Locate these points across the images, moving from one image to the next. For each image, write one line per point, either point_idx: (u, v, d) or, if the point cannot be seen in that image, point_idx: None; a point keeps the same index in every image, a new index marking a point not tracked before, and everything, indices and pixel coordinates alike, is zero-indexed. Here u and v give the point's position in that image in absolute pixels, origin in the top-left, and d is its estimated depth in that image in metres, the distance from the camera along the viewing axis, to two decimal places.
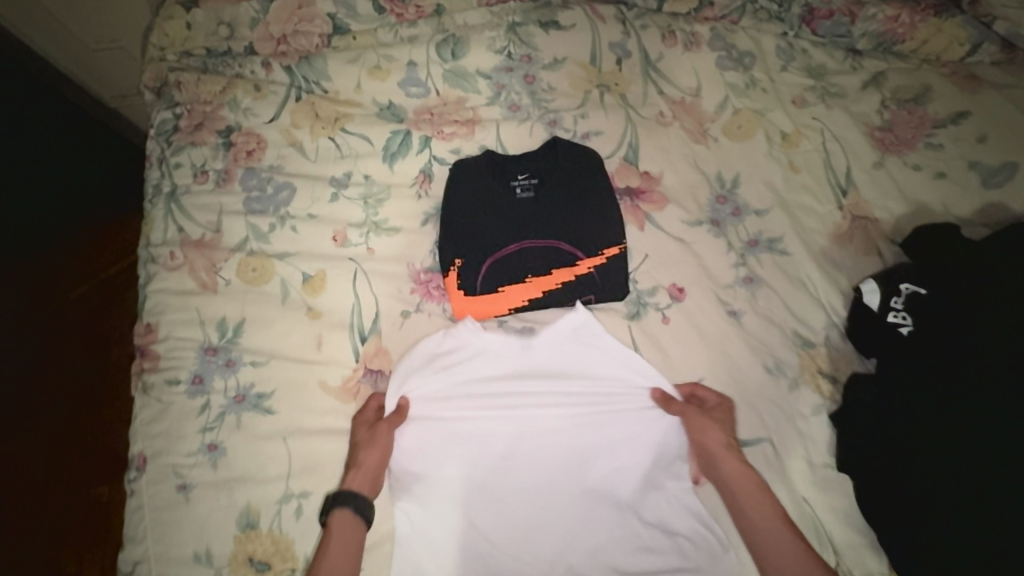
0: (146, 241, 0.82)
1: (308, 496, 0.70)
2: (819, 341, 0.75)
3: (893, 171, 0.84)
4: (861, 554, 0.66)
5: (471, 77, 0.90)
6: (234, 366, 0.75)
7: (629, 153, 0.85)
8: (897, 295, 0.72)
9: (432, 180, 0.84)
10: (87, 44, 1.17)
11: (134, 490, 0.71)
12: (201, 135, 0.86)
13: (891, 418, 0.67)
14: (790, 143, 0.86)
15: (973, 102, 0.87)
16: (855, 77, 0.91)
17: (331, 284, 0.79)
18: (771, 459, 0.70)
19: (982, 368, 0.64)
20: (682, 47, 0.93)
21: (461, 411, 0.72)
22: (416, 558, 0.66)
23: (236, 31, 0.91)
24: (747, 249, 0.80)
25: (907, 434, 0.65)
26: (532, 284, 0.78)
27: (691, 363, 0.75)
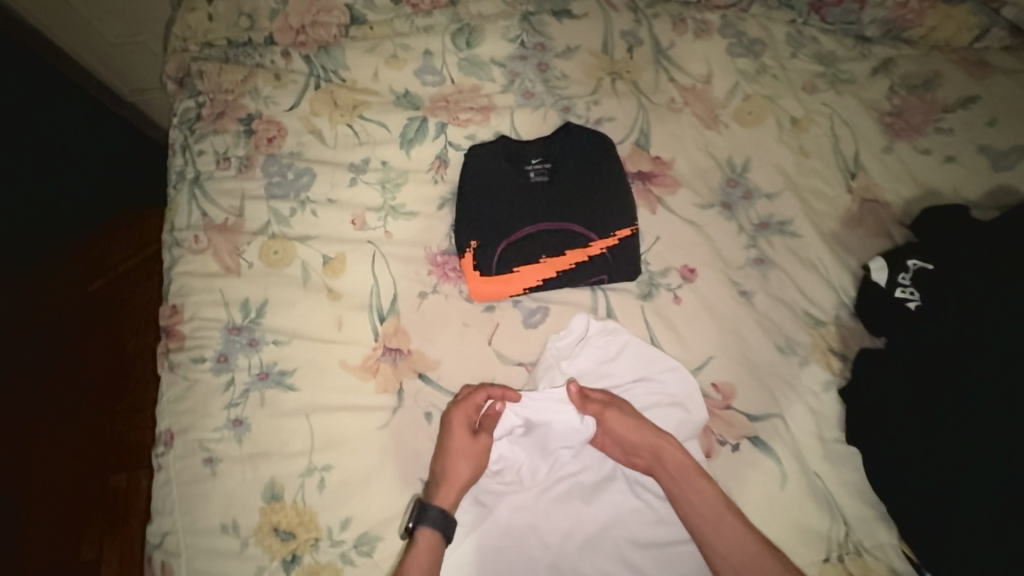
0: (171, 226, 0.84)
1: (330, 470, 0.72)
2: (829, 321, 0.77)
3: (902, 155, 0.85)
4: (871, 526, 0.68)
5: (485, 66, 0.92)
6: (257, 345, 0.77)
7: (641, 138, 0.87)
8: (904, 270, 0.74)
9: (448, 165, 0.86)
10: (108, 39, 1.23)
11: (163, 465, 0.73)
12: (223, 123, 0.89)
13: (916, 384, 0.68)
14: (801, 128, 0.87)
15: (983, 86, 0.88)
16: (865, 63, 0.92)
17: (350, 266, 0.81)
18: (782, 434, 0.71)
19: (994, 339, 0.65)
20: (693, 35, 0.94)
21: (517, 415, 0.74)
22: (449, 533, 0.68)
23: (256, 23, 0.94)
24: (758, 232, 0.81)
25: (945, 399, 0.66)
26: (546, 265, 0.79)
27: (703, 342, 0.76)
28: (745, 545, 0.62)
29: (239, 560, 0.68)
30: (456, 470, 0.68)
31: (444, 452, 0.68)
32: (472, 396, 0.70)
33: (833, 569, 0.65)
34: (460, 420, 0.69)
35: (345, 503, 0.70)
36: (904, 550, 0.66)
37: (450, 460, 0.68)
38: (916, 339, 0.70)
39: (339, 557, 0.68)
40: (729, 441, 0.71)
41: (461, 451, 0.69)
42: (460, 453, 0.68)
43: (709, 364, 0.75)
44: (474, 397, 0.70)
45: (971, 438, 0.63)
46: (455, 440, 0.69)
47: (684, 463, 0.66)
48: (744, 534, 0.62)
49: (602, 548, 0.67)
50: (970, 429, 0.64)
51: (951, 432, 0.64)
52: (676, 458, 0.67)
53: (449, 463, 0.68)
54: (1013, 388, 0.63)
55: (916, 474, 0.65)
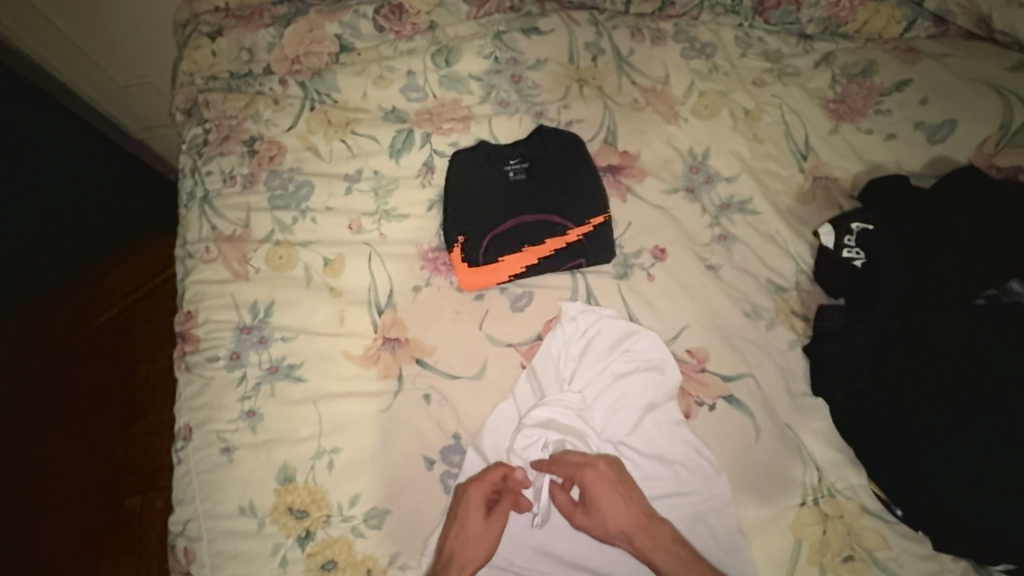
0: (184, 240, 0.92)
1: (338, 451, 0.77)
2: (790, 286, 0.84)
3: (847, 135, 0.93)
4: (842, 469, 0.73)
5: (464, 80, 1.01)
6: (266, 342, 0.84)
7: (608, 135, 0.95)
8: (849, 233, 0.81)
9: (434, 171, 0.94)
10: (118, 81, 1.34)
11: (182, 458, 0.79)
12: (228, 146, 0.98)
13: (901, 343, 0.73)
14: (753, 117, 0.96)
15: (915, 70, 0.96)
16: (808, 58, 1.01)
17: (349, 266, 0.88)
18: (754, 390, 0.77)
19: (920, 295, 0.75)
20: (649, 42, 1.04)
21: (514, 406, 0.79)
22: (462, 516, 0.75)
23: (255, 55, 1.04)
24: (721, 212, 0.89)
25: (934, 358, 0.70)
26: (528, 253, 0.87)
27: (677, 313, 0.82)
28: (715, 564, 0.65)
29: (257, 538, 0.73)
30: (469, 554, 0.68)
31: (457, 532, 0.69)
32: (489, 474, 0.72)
33: (809, 511, 0.70)
34: (475, 499, 0.70)
35: (353, 481, 0.75)
36: (874, 491, 0.71)
37: (466, 543, 0.69)
38: (888, 300, 0.76)
39: (349, 531, 0.73)
40: (706, 402, 0.76)
41: (474, 532, 0.70)
42: (474, 535, 0.69)
43: (682, 333, 0.81)
44: (490, 474, 0.72)
45: (955, 391, 0.68)
46: (470, 517, 0.70)
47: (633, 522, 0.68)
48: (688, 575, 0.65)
49: None
50: (955, 384, 0.68)
51: (918, 384, 0.70)
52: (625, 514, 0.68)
53: (462, 544, 0.69)
54: (966, 342, 0.70)
55: (895, 424, 0.70)
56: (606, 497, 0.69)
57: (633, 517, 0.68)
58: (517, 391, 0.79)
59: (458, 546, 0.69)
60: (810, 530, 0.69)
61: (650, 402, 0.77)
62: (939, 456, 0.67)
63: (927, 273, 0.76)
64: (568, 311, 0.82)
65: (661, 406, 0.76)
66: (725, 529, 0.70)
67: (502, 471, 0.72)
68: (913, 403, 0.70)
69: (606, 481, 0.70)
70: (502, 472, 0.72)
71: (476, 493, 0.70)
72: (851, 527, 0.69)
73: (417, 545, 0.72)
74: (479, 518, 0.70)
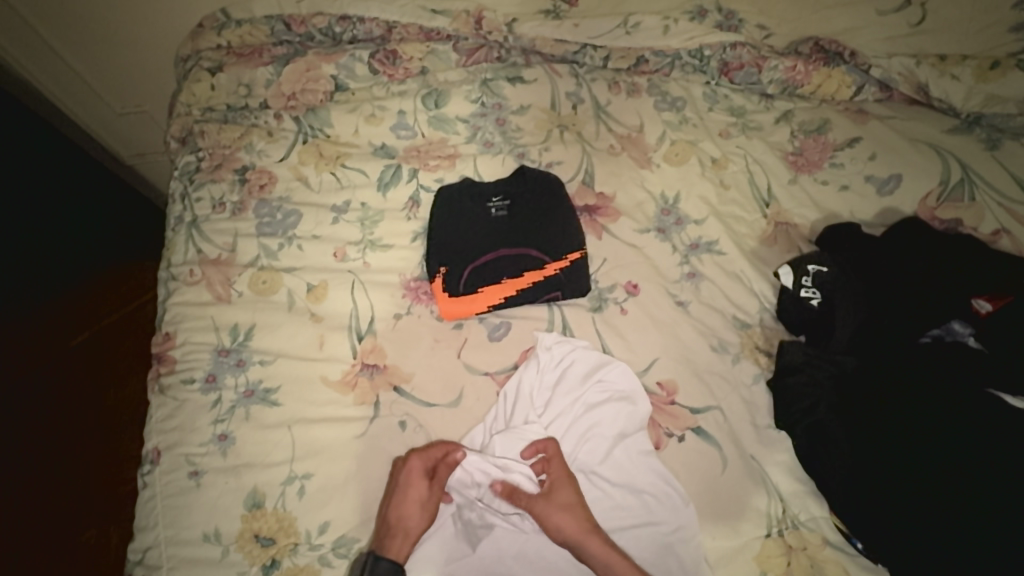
0: (168, 262, 0.94)
1: (310, 477, 0.76)
2: (754, 322, 0.88)
3: (805, 185, 1.01)
4: (804, 501, 0.75)
5: (451, 121, 1.07)
6: (244, 365, 0.84)
7: (586, 177, 1.01)
8: (807, 274, 0.85)
9: (420, 205, 0.98)
10: (115, 109, 1.38)
11: (148, 482, 0.77)
12: (220, 173, 1.01)
13: (860, 382, 0.76)
14: (719, 166, 1.03)
15: (864, 129, 1.06)
16: (769, 115, 1.10)
17: (332, 292, 0.90)
18: (720, 422, 0.80)
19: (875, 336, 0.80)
20: (625, 94, 1.12)
21: (487, 436, 0.79)
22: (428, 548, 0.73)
23: (253, 91, 1.09)
24: (690, 251, 0.94)
25: (893, 399, 0.73)
26: (507, 284, 0.90)
27: (647, 346, 0.86)
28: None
29: (219, 567, 0.71)
30: (409, 520, 0.71)
31: (400, 500, 0.71)
32: (432, 448, 0.75)
33: (774, 542, 0.71)
34: (422, 473, 0.73)
35: (323, 507, 0.75)
36: (836, 523, 0.73)
37: (406, 509, 0.71)
38: (841, 341, 0.81)
39: (316, 560, 0.71)
40: (675, 433, 0.79)
41: (416, 500, 0.72)
42: (416, 503, 0.72)
43: (653, 365, 0.84)
44: (432, 449, 0.75)
45: (914, 432, 0.71)
46: (413, 488, 0.72)
47: (581, 521, 0.70)
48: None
49: None
50: (916, 427, 0.71)
51: (880, 421, 0.73)
52: (574, 514, 0.71)
53: (402, 511, 0.71)
54: (919, 380, 0.74)
55: (852, 459, 0.73)
56: (567, 492, 0.73)
57: (578, 519, 0.70)
58: (489, 422, 0.80)
59: (398, 513, 0.71)
60: (774, 561, 0.70)
61: (619, 433, 0.79)
62: (895, 492, 0.69)
63: (881, 317, 0.81)
64: (541, 341, 0.85)
65: (631, 435, 0.78)
66: (693, 559, 0.70)
67: (445, 447, 0.76)
68: (872, 440, 0.72)
69: (565, 478, 0.74)
70: (446, 447, 0.76)
71: (420, 467, 0.73)
72: (814, 559, 0.71)
73: None
74: (424, 488, 0.72)
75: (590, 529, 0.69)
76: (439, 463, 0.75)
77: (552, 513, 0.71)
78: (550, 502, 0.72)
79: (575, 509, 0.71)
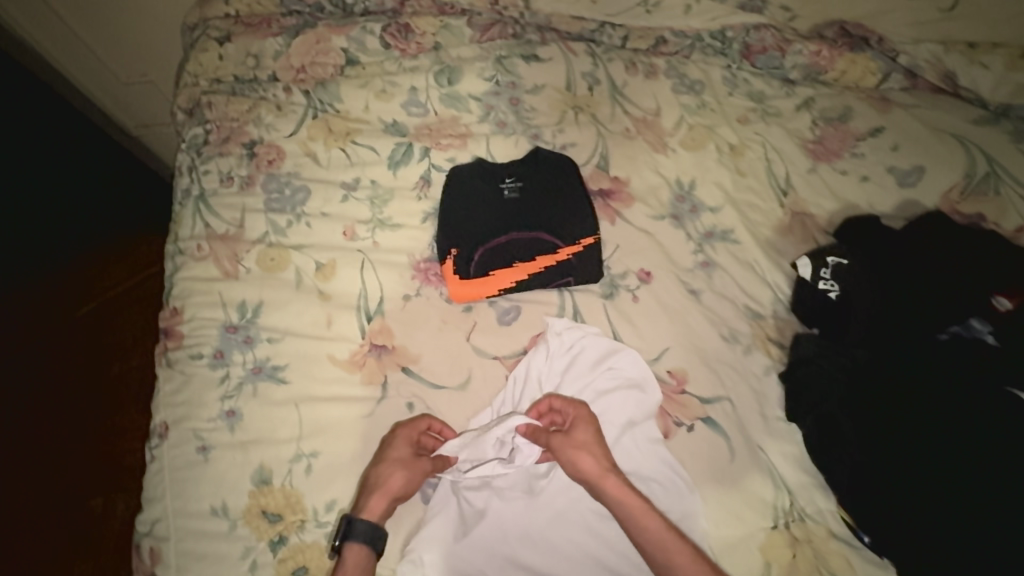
0: (176, 236, 0.93)
1: (317, 455, 0.77)
2: (767, 313, 0.87)
3: (824, 175, 0.99)
4: (811, 493, 0.75)
5: (464, 99, 1.05)
6: (252, 342, 0.84)
7: (600, 161, 0.99)
8: (825, 266, 0.85)
9: (431, 184, 0.97)
10: (120, 78, 1.35)
11: (156, 455, 0.78)
12: (228, 147, 0.99)
13: (878, 375, 0.75)
14: (737, 152, 1.01)
15: (887, 118, 1.03)
16: (789, 101, 1.07)
17: (340, 271, 0.89)
18: (729, 412, 0.79)
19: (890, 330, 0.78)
20: (643, 76, 1.09)
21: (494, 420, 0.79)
22: (430, 531, 0.72)
23: (261, 62, 1.07)
24: (704, 240, 0.93)
25: (913, 393, 0.72)
26: (518, 268, 0.89)
27: (658, 334, 0.85)
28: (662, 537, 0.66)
29: (227, 541, 0.71)
30: (390, 479, 0.71)
31: (380, 461, 0.73)
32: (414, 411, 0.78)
33: (780, 534, 0.72)
34: (407, 434, 0.75)
35: (330, 486, 0.75)
36: (842, 516, 0.74)
37: (388, 468, 0.72)
38: (859, 330, 0.80)
39: (324, 537, 0.72)
40: (684, 423, 0.78)
41: (397, 462, 0.73)
42: (399, 462, 0.73)
43: (663, 353, 0.83)
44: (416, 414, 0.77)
45: (935, 429, 0.70)
46: (396, 446, 0.74)
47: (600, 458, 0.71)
48: (664, 527, 0.66)
49: (570, 520, 0.73)
50: (936, 422, 0.70)
51: (890, 418, 0.72)
52: (592, 452, 0.72)
53: (384, 471, 0.72)
54: (931, 378, 0.72)
55: (865, 453, 0.72)
56: (585, 432, 0.74)
57: (598, 460, 0.71)
58: (496, 405, 0.80)
59: (381, 470, 0.72)
60: (779, 551, 0.71)
61: (628, 422, 0.78)
62: (910, 487, 0.69)
63: (904, 309, 0.79)
64: (551, 327, 0.84)
65: (640, 423, 0.78)
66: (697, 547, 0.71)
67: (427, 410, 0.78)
68: (881, 436, 0.72)
69: (585, 417, 0.75)
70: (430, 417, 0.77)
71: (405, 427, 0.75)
72: (819, 550, 0.71)
73: (393, 554, 0.72)
74: (405, 451, 0.74)
75: (609, 468, 0.70)
76: (424, 434, 0.77)
77: (577, 453, 0.71)
78: (570, 442, 0.73)
79: (593, 447, 0.72)
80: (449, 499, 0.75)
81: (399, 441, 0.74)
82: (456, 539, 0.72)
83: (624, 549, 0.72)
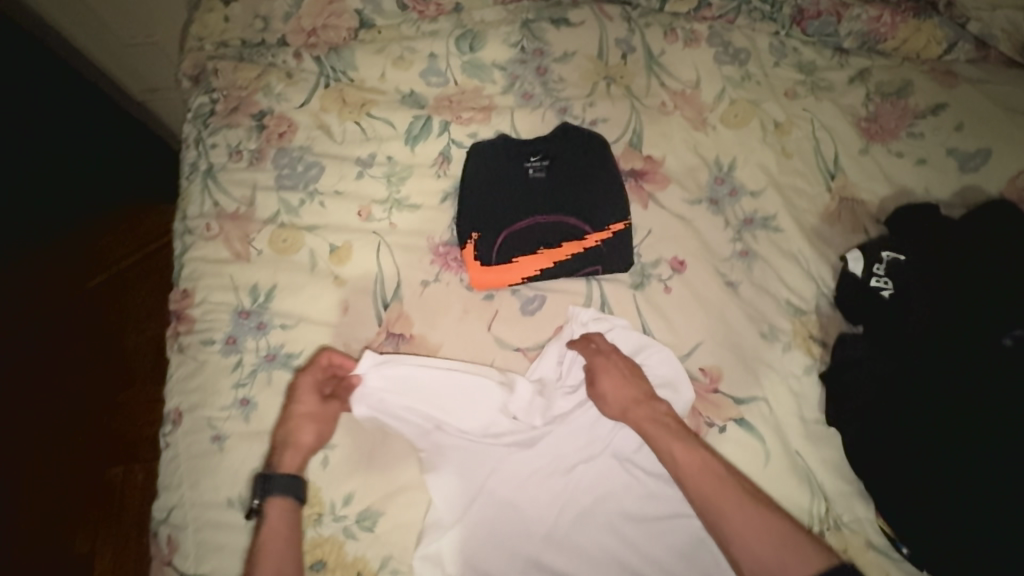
0: (183, 215, 0.88)
1: (333, 448, 0.74)
2: (810, 309, 0.82)
3: (877, 156, 0.91)
4: (849, 501, 0.72)
5: (487, 68, 0.97)
6: (265, 328, 0.80)
7: (633, 138, 0.92)
8: (879, 262, 0.79)
9: (451, 161, 0.91)
10: (123, 39, 1.25)
11: (169, 443, 0.75)
12: (236, 118, 0.93)
13: (925, 379, 0.70)
14: (783, 131, 0.93)
15: (951, 94, 0.94)
16: (842, 73, 0.98)
17: (356, 254, 0.85)
18: (765, 414, 0.75)
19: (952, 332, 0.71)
20: (683, 43, 1.00)
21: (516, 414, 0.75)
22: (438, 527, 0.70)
23: (270, 24, 0.98)
24: (743, 226, 0.86)
25: (962, 400, 0.67)
26: (543, 255, 0.83)
27: (692, 328, 0.80)
28: (710, 470, 0.65)
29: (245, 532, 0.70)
30: (300, 434, 0.72)
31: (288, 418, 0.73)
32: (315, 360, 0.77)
33: None
34: (307, 383, 0.75)
35: (348, 478, 0.73)
36: (881, 527, 0.70)
37: (297, 425, 0.73)
38: (915, 330, 0.73)
39: (340, 532, 0.70)
40: (716, 423, 0.74)
41: (306, 415, 0.73)
42: (308, 416, 0.73)
43: (696, 349, 0.79)
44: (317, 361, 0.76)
45: (994, 440, 0.65)
46: (300, 399, 0.74)
47: (633, 398, 0.73)
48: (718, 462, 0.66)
49: (596, 520, 0.71)
50: (996, 433, 0.65)
51: (942, 426, 0.67)
52: (624, 395, 0.73)
53: (292, 426, 0.73)
54: (992, 385, 0.67)
55: (910, 462, 0.68)
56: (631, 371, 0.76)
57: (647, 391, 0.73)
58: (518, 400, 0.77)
59: (290, 428, 0.72)
60: None
61: None
62: (968, 506, 0.64)
63: (958, 308, 0.72)
64: (579, 316, 0.79)
65: None
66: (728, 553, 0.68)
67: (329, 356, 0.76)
68: (931, 446, 0.67)
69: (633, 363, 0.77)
70: (327, 355, 0.76)
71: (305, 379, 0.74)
72: (856, 560, 0.68)
73: (410, 549, 0.70)
74: (313, 400, 0.74)
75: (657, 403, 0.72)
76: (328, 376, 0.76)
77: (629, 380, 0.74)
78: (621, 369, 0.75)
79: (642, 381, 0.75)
80: (459, 495, 0.72)
81: (304, 397, 0.74)
82: (472, 537, 0.70)
83: (652, 553, 0.69)
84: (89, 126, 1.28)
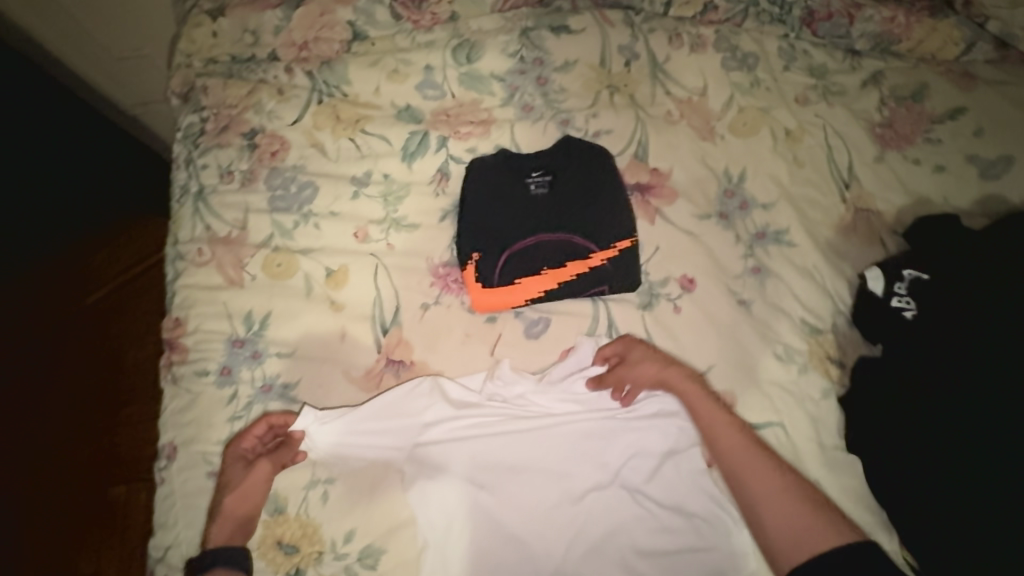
0: (175, 239, 0.85)
1: (333, 482, 0.72)
2: (826, 328, 0.78)
3: (893, 164, 0.87)
4: (874, 534, 0.68)
5: (485, 79, 0.94)
6: (260, 357, 0.78)
7: (639, 150, 0.88)
8: (900, 280, 0.75)
9: (449, 178, 0.87)
10: (112, 54, 1.25)
11: (165, 478, 0.73)
12: (227, 137, 0.90)
13: (951, 403, 0.66)
14: (794, 139, 0.89)
15: (970, 97, 0.90)
16: (855, 76, 0.94)
17: (353, 278, 0.82)
18: (781, 440, 0.72)
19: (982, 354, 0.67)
20: (688, 49, 0.96)
21: (523, 447, 0.72)
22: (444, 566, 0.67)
23: (260, 38, 0.95)
24: (755, 241, 0.83)
25: (991, 424, 0.64)
26: (548, 275, 0.80)
27: (703, 351, 0.77)
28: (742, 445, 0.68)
29: None
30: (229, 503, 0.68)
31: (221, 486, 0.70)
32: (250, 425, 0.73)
33: None
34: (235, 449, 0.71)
35: (349, 515, 0.70)
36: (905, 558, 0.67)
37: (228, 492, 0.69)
38: (940, 351, 0.69)
39: (343, 571, 0.68)
40: None
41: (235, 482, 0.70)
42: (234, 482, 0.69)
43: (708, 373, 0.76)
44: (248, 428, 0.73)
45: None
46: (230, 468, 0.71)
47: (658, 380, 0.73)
48: (733, 432, 0.69)
49: (607, 555, 0.68)
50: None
51: (971, 452, 0.64)
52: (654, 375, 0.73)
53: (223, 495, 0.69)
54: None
55: (938, 492, 0.64)
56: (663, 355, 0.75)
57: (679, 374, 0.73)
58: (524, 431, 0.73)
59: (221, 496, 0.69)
60: None
61: (667, 451, 0.72)
62: (999, 537, 0.61)
63: (993, 327, 0.67)
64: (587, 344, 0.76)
65: (683, 452, 0.71)
66: None
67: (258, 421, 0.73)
68: (961, 475, 0.64)
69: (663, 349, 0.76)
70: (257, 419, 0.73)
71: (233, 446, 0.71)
72: None
73: None
74: (240, 467, 0.70)
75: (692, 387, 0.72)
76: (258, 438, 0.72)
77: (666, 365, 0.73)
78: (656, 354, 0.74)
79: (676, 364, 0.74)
80: (465, 532, 0.69)
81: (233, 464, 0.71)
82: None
83: None
84: (83, 142, 1.24)
